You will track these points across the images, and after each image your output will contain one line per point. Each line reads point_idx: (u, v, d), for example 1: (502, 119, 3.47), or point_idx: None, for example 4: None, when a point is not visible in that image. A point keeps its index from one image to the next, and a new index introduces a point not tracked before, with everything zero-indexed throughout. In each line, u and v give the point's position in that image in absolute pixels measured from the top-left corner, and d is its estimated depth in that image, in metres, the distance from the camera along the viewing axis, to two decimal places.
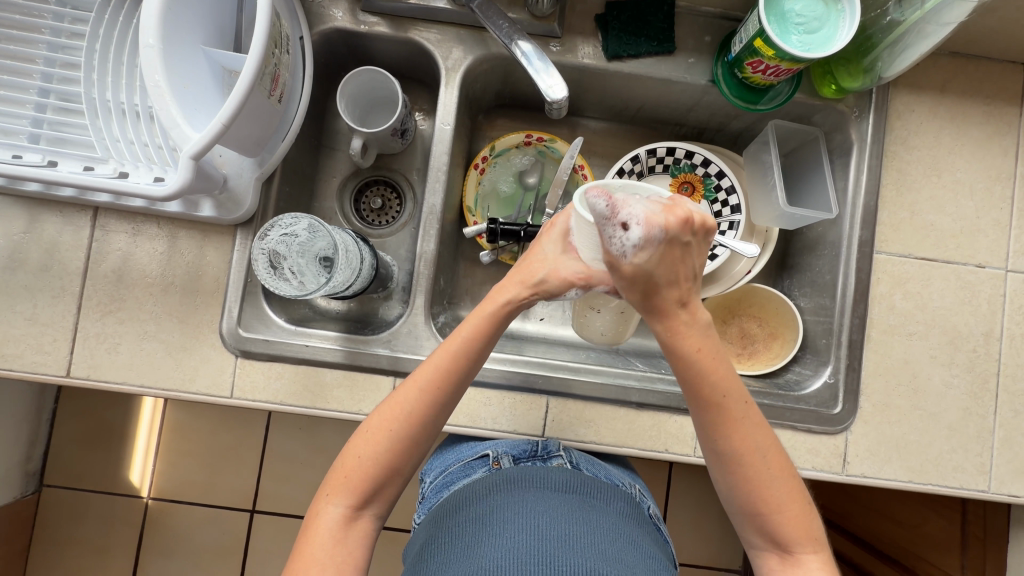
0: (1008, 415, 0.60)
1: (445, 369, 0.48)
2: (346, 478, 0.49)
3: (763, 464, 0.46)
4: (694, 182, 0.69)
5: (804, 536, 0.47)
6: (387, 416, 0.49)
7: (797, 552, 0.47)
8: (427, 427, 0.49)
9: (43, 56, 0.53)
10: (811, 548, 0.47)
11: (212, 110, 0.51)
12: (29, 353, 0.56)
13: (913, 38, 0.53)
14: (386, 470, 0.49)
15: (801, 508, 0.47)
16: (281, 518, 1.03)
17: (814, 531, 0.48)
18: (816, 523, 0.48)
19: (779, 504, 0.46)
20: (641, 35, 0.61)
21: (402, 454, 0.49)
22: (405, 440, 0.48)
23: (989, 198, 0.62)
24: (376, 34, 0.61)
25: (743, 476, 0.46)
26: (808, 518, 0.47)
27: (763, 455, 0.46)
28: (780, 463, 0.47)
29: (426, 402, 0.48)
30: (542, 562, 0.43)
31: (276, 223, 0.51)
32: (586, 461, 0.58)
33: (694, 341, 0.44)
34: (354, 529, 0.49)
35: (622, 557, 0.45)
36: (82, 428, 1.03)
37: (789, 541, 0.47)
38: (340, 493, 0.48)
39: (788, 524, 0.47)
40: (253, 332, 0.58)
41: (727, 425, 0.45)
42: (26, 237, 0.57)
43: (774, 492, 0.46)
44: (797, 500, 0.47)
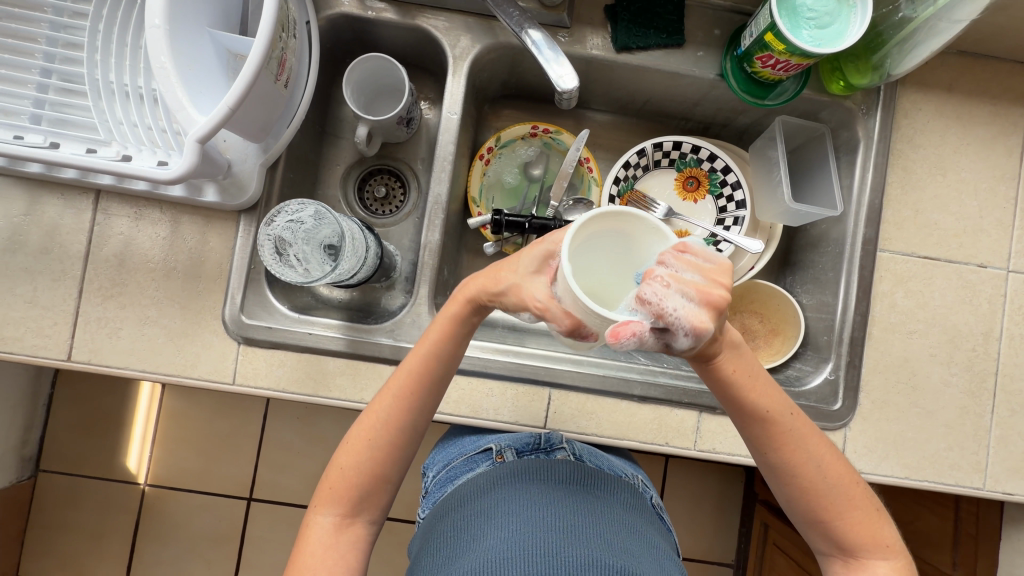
0: (1005, 413, 0.61)
1: (412, 376, 0.49)
2: (332, 485, 0.49)
3: (821, 472, 0.46)
4: (700, 177, 0.69)
5: (876, 542, 0.46)
6: (366, 425, 0.49)
7: (867, 558, 0.46)
8: (406, 430, 0.49)
9: (45, 36, 0.52)
10: (882, 555, 0.46)
11: (217, 93, 0.51)
12: (29, 337, 0.55)
13: (923, 36, 0.53)
14: (371, 476, 0.49)
15: (871, 513, 0.47)
16: (278, 506, 1.03)
17: (889, 539, 0.47)
18: (889, 529, 0.47)
19: (842, 512, 0.46)
20: (651, 27, 0.61)
21: (384, 460, 0.49)
22: (384, 445, 0.49)
23: (993, 198, 0.63)
24: (383, 20, 0.61)
25: (799, 484, 0.46)
26: (883, 523, 0.47)
27: (820, 463, 0.46)
28: (839, 470, 0.47)
29: (402, 407, 0.49)
30: (550, 554, 0.43)
31: (282, 209, 0.52)
32: (588, 453, 0.57)
33: (732, 365, 0.44)
34: (346, 534, 0.49)
35: (627, 547, 0.46)
36: (79, 414, 1.02)
37: (855, 547, 0.46)
38: (328, 503, 0.49)
39: (853, 530, 0.46)
40: (256, 319, 0.58)
41: (771, 438, 0.46)
42: (27, 219, 0.56)
43: (838, 499, 0.46)
44: (862, 505, 0.47)
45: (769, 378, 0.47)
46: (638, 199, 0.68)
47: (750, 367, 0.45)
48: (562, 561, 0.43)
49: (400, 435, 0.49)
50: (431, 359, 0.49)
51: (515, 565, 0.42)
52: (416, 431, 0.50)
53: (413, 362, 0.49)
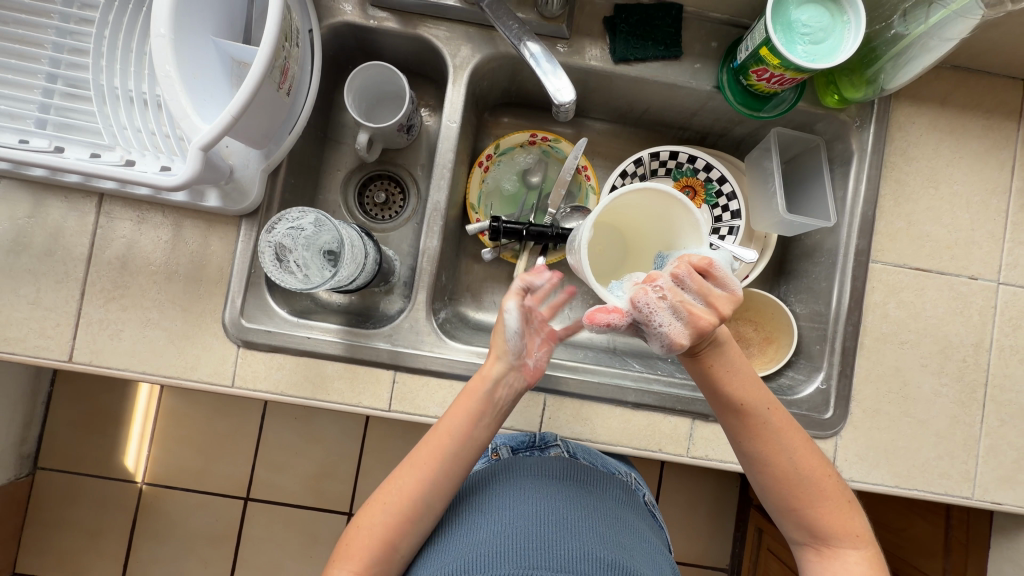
0: (994, 423, 0.62)
1: (449, 448, 0.51)
2: (350, 544, 0.48)
3: (795, 462, 0.47)
4: (696, 187, 0.70)
5: (846, 532, 0.47)
6: (384, 491, 0.50)
7: (839, 547, 0.47)
8: (422, 505, 0.49)
9: (52, 42, 0.53)
10: (854, 544, 0.47)
11: (221, 101, 0.51)
12: (32, 337, 0.56)
13: (915, 52, 0.54)
14: (385, 544, 0.48)
15: (842, 502, 0.48)
16: (275, 506, 1.04)
17: (858, 529, 0.48)
18: (860, 519, 0.48)
19: (813, 501, 0.47)
20: (649, 39, 0.61)
21: (399, 527, 0.48)
22: (399, 513, 0.48)
23: (985, 211, 0.63)
24: (385, 29, 0.61)
25: (774, 474, 0.48)
26: (854, 513, 0.48)
27: (796, 455, 0.47)
28: (813, 461, 0.48)
29: (421, 479, 0.49)
30: (542, 543, 0.46)
31: (283, 217, 0.52)
32: (583, 451, 0.59)
33: (709, 356, 0.48)
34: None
35: (620, 541, 0.48)
36: (78, 413, 1.03)
37: (825, 535, 0.47)
38: (342, 557, 0.48)
39: (824, 519, 0.47)
40: (255, 323, 0.59)
41: (748, 429, 0.48)
42: (30, 221, 0.57)
43: (811, 488, 0.47)
44: (833, 495, 0.48)
45: (751, 372, 0.49)
46: None
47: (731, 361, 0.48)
48: (553, 550, 0.45)
49: (436, 504, 0.50)
50: (470, 431, 0.52)
51: (506, 554, 0.45)
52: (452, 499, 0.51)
53: (450, 435, 0.51)
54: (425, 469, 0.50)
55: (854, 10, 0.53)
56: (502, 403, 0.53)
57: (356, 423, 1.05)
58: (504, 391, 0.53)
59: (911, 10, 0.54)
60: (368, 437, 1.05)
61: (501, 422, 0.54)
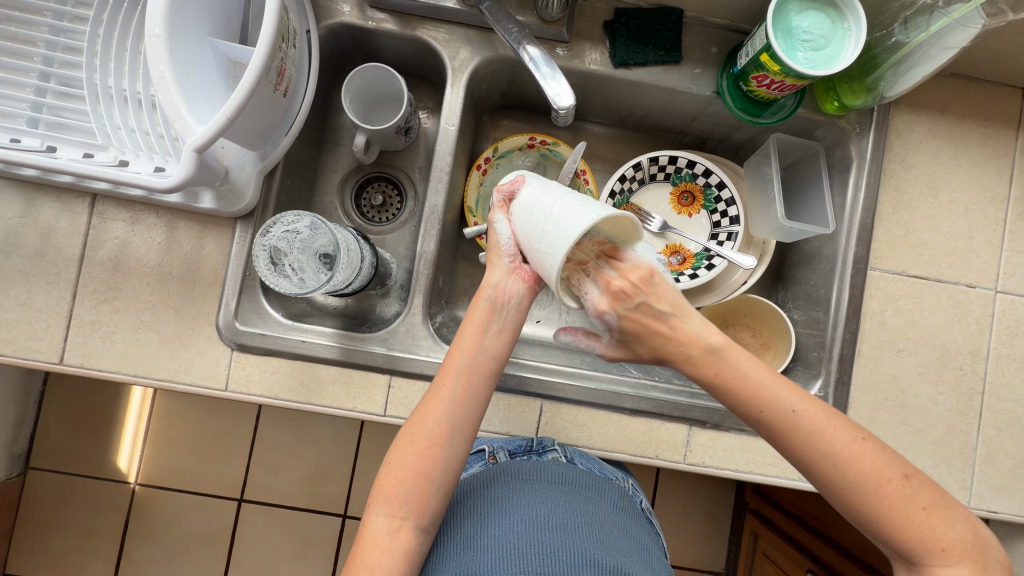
0: (991, 432, 0.62)
1: (461, 361, 0.49)
2: (383, 483, 0.48)
3: (845, 471, 0.43)
4: (695, 192, 0.70)
5: (928, 545, 0.43)
6: (410, 421, 0.49)
7: (923, 561, 0.43)
8: (446, 423, 0.47)
9: (45, 40, 0.52)
10: (944, 558, 0.42)
11: (216, 102, 0.51)
12: (22, 339, 0.55)
13: (916, 59, 0.54)
14: (415, 474, 0.47)
15: (922, 512, 0.43)
16: (268, 508, 1.03)
17: (946, 539, 0.43)
18: (954, 526, 0.43)
19: (881, 512, 0.43)
20: (649, 44, 0.61)
21: (427, 455, 0.47)
22: (424, 437, 0.47)
23: (983, 219, 0.63)
24: (384, 30, 0.61)
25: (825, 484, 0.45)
26: (942, 522, 0.43)
27: (843, 463, 0.43)
28: (873, 465, 0.43)
29: (439, 395, 0.48)
30: (541, 551, 0.45)
31: (278, 221, 0.51)
32: (580, 456, 0.58)
33: (664, 331, 0.47)
34: (398, 538, 0.46)
35: (619, 545, 0.48)
36: (70, 412, 1.02)
37: (907, 550, 0.43)
38: (378, 501, 0.47)
39: (902, 532, 0.43)
40: (250, 326, 0.58)
41: (784, 441, 0.45)
42: (22, 221, 0.56)
43: (872, 498, 0.43)
44: (907, 505, 0.43)
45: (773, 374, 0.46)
46: (633, 212, 0.69)
47: (735, 364, 0.46)
48: (552, 558, 0.45)
49: (461, 422, 0.48)
50: (480, 341, 0.49)
51: (507, 563, 0.45)
52: (478, 416, 0.49)
53: (460, 347, 0.50)
54: (443, 386, 0.49)
55: (855, 17, 0.52)
56: (512, 308, 0.50)
57: (351, 425, 1.05)
58: (510, 296, 0.50)
59: (912, 18, 0.53)
60: (363, 440, 1.04)
61: (516, 331, 0.50)
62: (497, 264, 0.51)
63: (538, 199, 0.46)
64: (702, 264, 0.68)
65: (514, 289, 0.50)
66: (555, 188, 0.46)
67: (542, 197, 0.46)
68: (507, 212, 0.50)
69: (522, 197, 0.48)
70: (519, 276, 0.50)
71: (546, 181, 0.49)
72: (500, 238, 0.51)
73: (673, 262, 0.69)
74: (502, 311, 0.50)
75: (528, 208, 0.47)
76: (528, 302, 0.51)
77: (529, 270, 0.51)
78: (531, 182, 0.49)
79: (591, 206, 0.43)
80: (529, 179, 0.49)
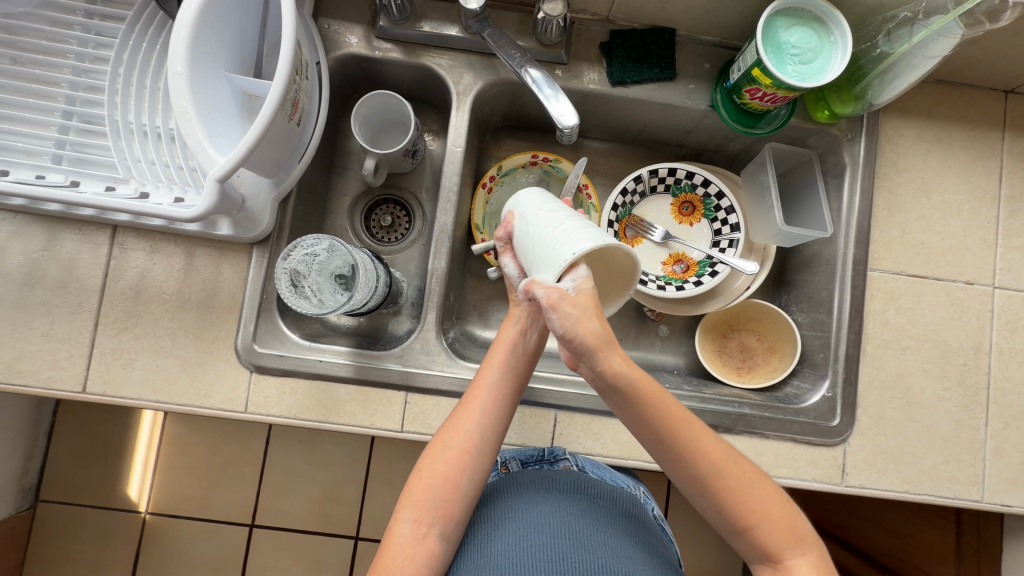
0: (999, 426, 0.63)
1: (491, 376, 0.51)
2: (413, 489, 0.49)
3: (725, 476, 0.45)
4: (695, 202, 0.72)
5: (790, 541, 0.46)
6: (443, 432, 0.50)
7: (785, 558, 0.46)
8: (476, 434, 0.49)
9: (68, 80, 0.55)
10: (800, 552, 0.46)
11: (235, 134, 0.53)
12: (45, 369, 0.57)
13: (901, 68, 0.56)
14: (445, 480, 0.48)
15: (784, 511, 0.46)
16: (281, 532, 1.03)
17: (804, 533, 0.47)
18: (803, 524, 0.47)
19: (753, 515, 0.46)
20: (644, 62, 0.64)
21: (459, 464, 0.48)
22: (458, 446, 0.48)
23: (976, 218, 0.65)
24: (390, 59, 0.64)
25: (710, 490, 0.46)
26: (795, 518, 0.47)
27: (722, 471, 0.45)
28: (744, 473, 0.46)
29: (472, 408, 0.50)
30: (554, 559, 0.46)
31: (299, 244, 0.54)
32: (591, 464, 0.60)
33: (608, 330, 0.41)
34: (422, 546, 0.46)
35: (631, 553, 0.49)
36: (82, 442, 1.02)
37: (775, 549, 0.46)
38: (406, 506, 0.48)
39: (772, 532, 0.46)
40: (268, 347, 0.59)
41: (680, 454, 0.45)
42: (45, 254, 0.58)
43: (737, 498, 0.45)
44: (779, 507, 0.46)
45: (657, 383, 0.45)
46: (636, 223, 0.72)
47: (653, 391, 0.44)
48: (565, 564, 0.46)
49: (490, 431, 0.49)
50: (507, 357, 0.52)
51: (519, 569, 0.46)
52: (505, 427, 0.51)
53: (490, 363, 0.52)
54: (473, 399, 0.50)
55: (840, 30, 0.55)
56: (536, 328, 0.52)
57: (362, 444, 1.05)
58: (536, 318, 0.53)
59: (895, 30, 0.56)
60: (374, 459, 1.05)
61: (538, 350, 0.54)
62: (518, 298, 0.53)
63: (537, 217, 0.43)
64: (705, 271, 0.69)
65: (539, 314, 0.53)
66: (546, 215, 0.43)
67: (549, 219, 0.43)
68: (512, 253, 0.50)
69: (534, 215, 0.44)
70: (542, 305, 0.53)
71: (551, 207, 0.44)
72: (512, 278, 0.51)
73: (677, 270, 0.71)
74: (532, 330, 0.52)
75: (523, 242, 0.44)
76: None
77: None
78: (519, 215, 0.46)
79: (585, 235, 0.40)
80: (517, 210, 0.47)
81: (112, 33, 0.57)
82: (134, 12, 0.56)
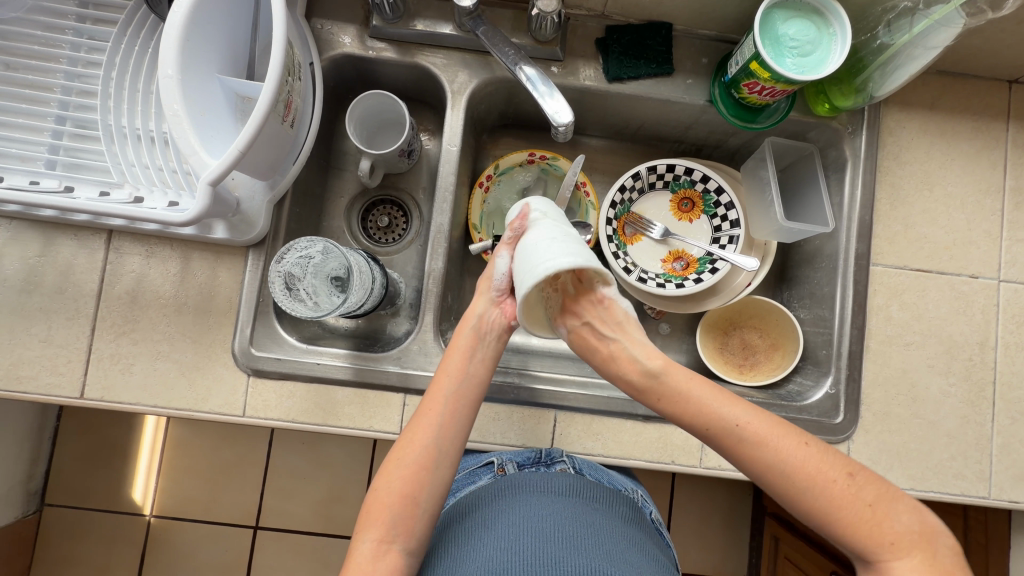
0: (1006, 422, 0.62)
1: (447, 388, 0.50)
2: (371, 508, 0.48)
3: (787, 472, 0.43)
4: (694, 198, 0.71)
5: (879, 542, 0.41)
6: (398, 447, 0.49)
7: (876, 560, 0.42)
8: (433, 448, 0.48)
9: (60, 85, 0.55)
10: (891, 554, 0.41)
11: (228, 136, 0.53)
12: (43, 375, 0.57)
13: (903, 59, 0.55)
14: (402, 499, 0.47)
15: (871, 510, 0.42)
16: (285, 533, 1.03)
17: (896, 535, 0.41)
18: (898, 521, 0.42)
19: (830, 514, 0.42)
20: (641, 58, 0.63)
21: (415, 480, 0.48)
22: (413, 463, 0.48)
23: (980, 210, 0.64)
24: (384, 59, 0.63)
25: (770, 487, 0.44)
26: (888, 516, 0.42)
27: (782, 466, 0.43)
28: (814, 467, 0.43)
29: (426, 422, 0.49)
30: (545, 562, 0.46)
31: (292, 246, 0.53)
32: (588, 466, 0.59)
33: (604, 351, 0.51)
34: (383, 562, 0.46)
35: (626, 556, 0.48)
36: (85, 447, 1.03)
37: (860, 548, 0.42)
38: (366, 526, 0.47)
39: (855, 533, 0.42)
40: (265, 351, 0.59)
41: (722, 448, 0.46)
42: (41, 260, 0.58)
43: (808, 496, 0.43)
44: (857, 507, 0.42)
45: (681, 380, 0.48)
46: (635, 220, 0.71)
47: (678, 384, 0.48)
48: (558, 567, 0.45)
49: (448, 445, 0.49)
50: (465, 367, 0.51)
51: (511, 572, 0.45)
52: (464, 440, 0.50)
53: (446, 374, 0.51)
54: (429, 410, 0.50)
55: (840, 22, 0.54)
56: (493, 337, 0.53)
57: (364, 445, 1.05)
58: (492, 327, 0.53)
59: (895, 21, 0.55)
60: (376, 460, 1.05)
61: (496, 359, 0.53)
62: (484, 295, 0.54)
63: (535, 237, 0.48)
64: (705, 268, 0.68)
65: (498, 320, 0.53)
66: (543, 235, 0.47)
67: (545, 240, 0.47)
68: (511, 250, 0.52)
69: (529, 233, 0.49)
70: (505, 310, 0.53)
71: (549, 224, 0.49)
72: (496, 271, 0.53)
73: (677, 267, 0.70)
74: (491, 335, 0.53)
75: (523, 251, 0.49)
76: (508, 334, 0.53)
77: (512, 306, 0.53)
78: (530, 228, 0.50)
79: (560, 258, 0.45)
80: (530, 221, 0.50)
81: (105, 36, 0.57)
82: (126, 15, 0.56)
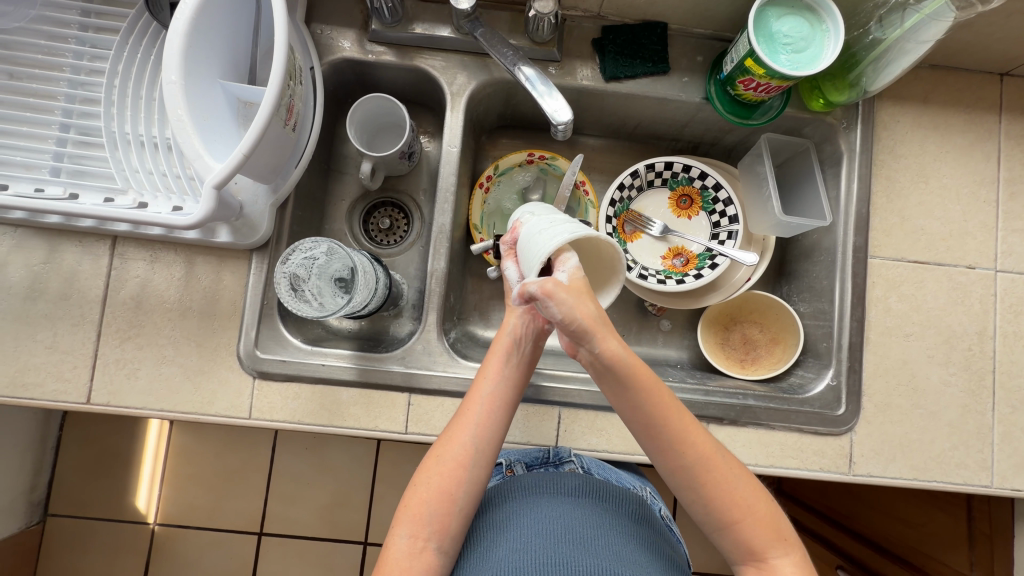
0: (1006, 410, 0.62)
1: (485, 388, 0.51)
2: (409, 505, 0.49)
3: (711, 468, 0.46)
4: (693, 195, 0.72)
5: (774, 538, 0.46)
6: (442, 445, 0.50)
7: (769, 557, 0.45)
8: (471, 447, 0.49)
9: (64, 93, 0.55)
10: (783, 552, 0.45)
11: (231, 140, 0.53)
12: (49, 381, 0.57)
13: (894, 55, 0.56)
14: (440, 497, 0.48)
15: (767, 508, 0.47)
16: (289, 539, 1.03)
17: (786, 534, 0.46)
18: (783, 523, 0.47)
19: (740, 507, 0.46)
20: (637, 57, 0.64)
21: (453, 479, 0.48)
22: (452, 461, 0.49)
23: (975, 202, 0.65)
24: (383, 62, 0.64)
25: (700, 481, 0.46)
26: (779, 516, 0.47)
27: (709, 459, 0.46)
28: (731, 464, 0.47)
29: (467, 421, 0.50)
30: (557, 564, 0.46)
31: (297, 247, 0.54)
32: (597, 466, 0.60)
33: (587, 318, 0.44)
34: (419, 559, 0.47)
35: (635, 556, 0.48)
36: (88, 456, 1.03)
37: (758, 547, 0.46)
38: (403, 521, 0.48)
39: (755, 528, 0.46)
40: (270, 353, 0.59)
41: (670, 439, 0.46)
42: (46, 267, 0.58)
43: (723, 491, 0.46)
44: (761, 504, 0.46)
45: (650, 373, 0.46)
46: (634, 218, 0.72)
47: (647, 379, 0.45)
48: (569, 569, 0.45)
49: (485, 445, 0.49)
50: (502, 369, 0.52)
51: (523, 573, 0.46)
52: (499, 440, 0.50)
53: (485, 375, 0.52)
54: (468, 410, 0.51)
55: (833, 18, 0.55)
56: (531, 342, 0.53)
57: (368, 449, 1.05)
58: (528, 331, 0.52)
59: (886, 16, 0.56)
60: (380, 463, 1.05)
61: (533, 364, 0.53)
62: (512, 305, 0.53)
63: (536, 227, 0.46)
64: (705, 263, 0.69)
65: (533, 326, 0.52)
66: (541, 224, 0.46)
67: (541, 229, 0.45)
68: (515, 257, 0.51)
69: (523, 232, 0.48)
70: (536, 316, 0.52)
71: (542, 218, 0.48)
72: (510, 283, 0.51)
73: (677, 264, 0.71)
74: (528, 339, 0.52)
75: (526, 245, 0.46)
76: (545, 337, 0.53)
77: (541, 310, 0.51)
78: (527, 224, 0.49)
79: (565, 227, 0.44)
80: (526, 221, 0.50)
81: (107, 45, 0.58)
82: (128, 23, 0.57)
